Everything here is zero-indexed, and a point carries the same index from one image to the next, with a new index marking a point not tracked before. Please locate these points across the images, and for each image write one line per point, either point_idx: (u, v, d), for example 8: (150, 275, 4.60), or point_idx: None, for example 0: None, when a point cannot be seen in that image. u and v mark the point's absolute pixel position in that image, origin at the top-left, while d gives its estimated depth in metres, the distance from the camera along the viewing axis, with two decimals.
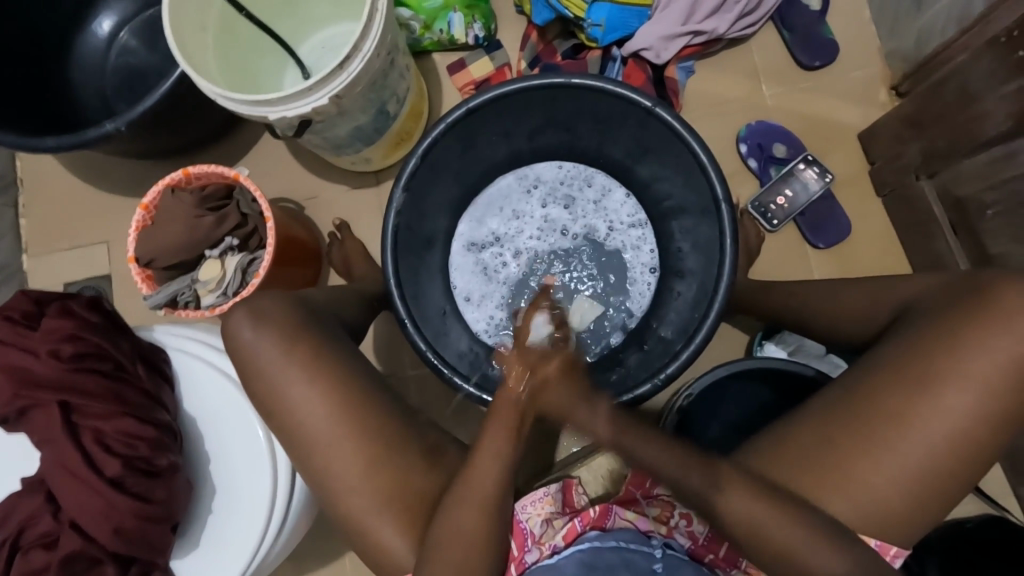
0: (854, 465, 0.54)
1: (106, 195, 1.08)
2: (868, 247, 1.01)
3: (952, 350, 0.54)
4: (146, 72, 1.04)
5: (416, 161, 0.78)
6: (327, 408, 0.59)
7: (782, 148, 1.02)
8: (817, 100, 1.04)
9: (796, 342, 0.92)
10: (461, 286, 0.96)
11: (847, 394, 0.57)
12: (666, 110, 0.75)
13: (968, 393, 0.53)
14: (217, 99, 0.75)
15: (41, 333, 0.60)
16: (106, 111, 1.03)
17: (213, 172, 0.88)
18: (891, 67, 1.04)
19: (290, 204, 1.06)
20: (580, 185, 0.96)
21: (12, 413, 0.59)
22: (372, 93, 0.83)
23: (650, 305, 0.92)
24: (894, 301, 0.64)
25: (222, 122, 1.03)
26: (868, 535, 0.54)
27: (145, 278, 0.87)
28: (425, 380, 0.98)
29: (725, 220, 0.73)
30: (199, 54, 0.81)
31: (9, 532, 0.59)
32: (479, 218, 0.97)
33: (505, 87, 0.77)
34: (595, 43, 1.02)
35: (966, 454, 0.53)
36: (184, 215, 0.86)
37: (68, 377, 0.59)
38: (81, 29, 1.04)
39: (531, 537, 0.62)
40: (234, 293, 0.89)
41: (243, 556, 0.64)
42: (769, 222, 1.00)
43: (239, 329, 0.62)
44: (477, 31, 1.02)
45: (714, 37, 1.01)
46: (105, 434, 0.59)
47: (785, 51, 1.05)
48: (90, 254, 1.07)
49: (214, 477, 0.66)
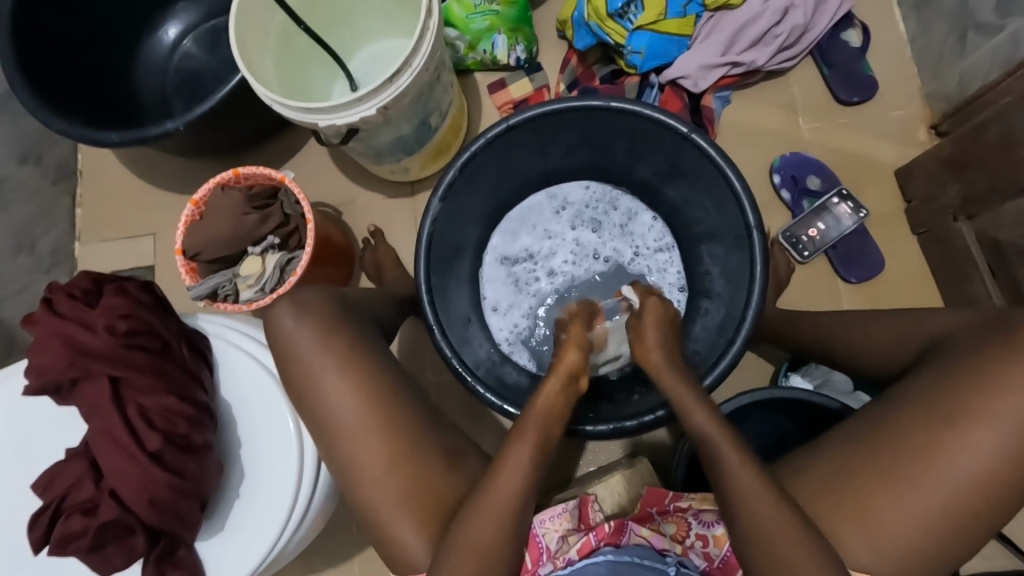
0: (877, 497, 0.54)
1: (157, 190, 1.14)
2: (900, 285, 0.99)
3: (986, 388, 0.53)
4: (206, 76, 1.10)
5: (454, 172, 0.81)
6: (357, 402, 0.61)
7: (816, 180, 1.02)
8: (856, 135, 1.04)
9: (822, 376, 0.91)
10: (490, 296, 0.98)
11: (873, 426, 0.57)
12: (702, 136, 0.76)
13: (996, 433, 0.52)
14: (272, 104, 0.80)
15: (99, 309, 0.64)
16: (166, 111, 1.09)
17: (261, 173, 0.92)
18: (933, 107, 1.04)
19: (328, 208, 1.10)
20: (605, 207, 0.98)
21: (65, 383, 0.63)
22: (418, 105, 0.87)
23: None
24: (924, 335, 0.63)
25: (272, 127, 1.09)
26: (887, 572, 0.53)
27: (189, 270, 0.91)
28: (446, 388, 1.00)
29: (756, 249, 0.73)
30: (259, 61, 0.86)
31: (55, 495, 0.62)
32: (512, 233, 0.99)
33: (543, 108, 0.79)
34: (634, 70, 1.05)
35: (995, 494, 0.52)
36: (232, 211, 0.90)
37: (119, 352, 0.62)
38: (150, 34, 1.11)
39: (546, 552, 0.64)
40: (270, 289, 0.92)
41: (265, 540, 0.66)
42: (800, 253, 0.99)
43: (279, 322, 0.64)
44: (519, 53, 1.06)
45: (753, 69, 1.03)
46: (149, 410, 0.62)
47: (824, 86, 1.06)
48: (138, 244, 1.12)
49: (242, 462, 0.68)
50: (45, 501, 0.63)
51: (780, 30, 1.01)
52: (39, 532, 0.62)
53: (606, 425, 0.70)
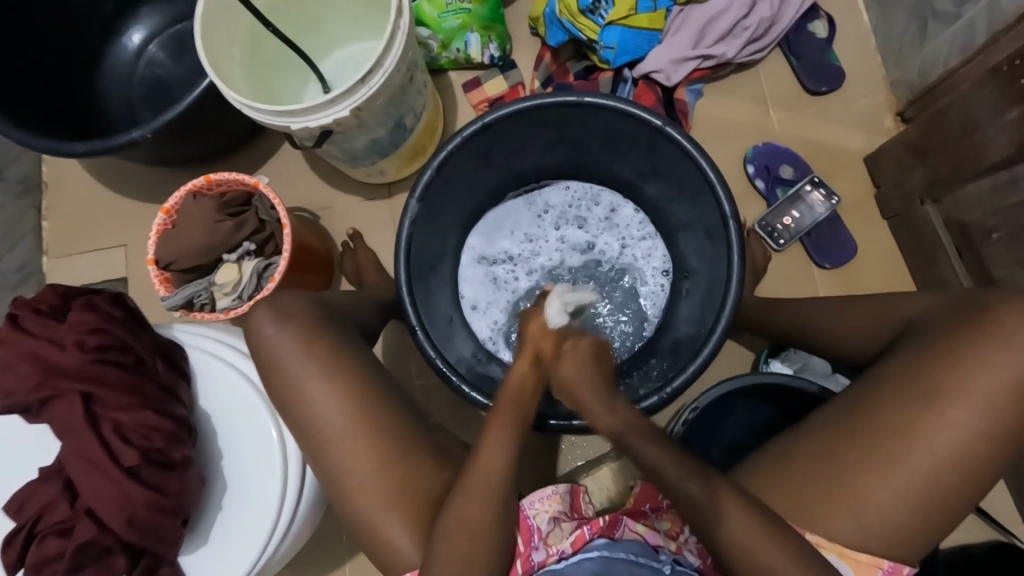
0: (861, 478, 0.55)
1: (127, 200, 1.11)
2: (874, 268, 1.02)
3: (955, 365, 0.55)
4: (173, 83, 1.08)
5: (430, 172, 0.80)
6: (340, 407, 0.60)
7: (789, 169, 1.04)
8: (825, 124, 1.07)
9: (801, 360, 0.93)
10: (468, 296, 0.97)
11: (857, 410, 0.57)
12: (676, 129, 0.77)
13: (969, 409, 0.53)
14: (241, 108, 0.78)
15: (67, 325, 0.62)
16: (133, 119, 1.07)
17: (233, 180, 0.91)
18: (897, 94, 1.06)
19: (305, 213, 1.08)
20: (588, 204, 0.98)
21: (35, 402, 0.61)
22: (392, 106, 0.86)
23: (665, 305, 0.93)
24: (899, 318, 0.65)
25: (244, 133, 1.07)
26: (881, 556, 0.55)
27: (163, 280, 0.90)
28: (432, 390, 0.99)
29: (733, 238, 0.74)
30: (227, 65, 0.84)
31: (28, 518, 0.61)
32: (490, 236, 0.98)
33: (517, 105, 0.79)
34: (607, 65, 1.05)
35: (972, 469, 0.54)
36: (205, 219, 0.88)
37: (91, 368, 0.61)
38: (113, 41, 1.08)
39: (538, 534, 0.62)
40: (248, 297, 0.91)
41: (251, 551, 0.65)
42: (776, 241, 1.01)
43: (257, 330, 0.63)
44: (492, 51, 1.05)
45: (723, 61, 1.04)
46: (124, 426, 0.61)
47: (792, 76, 1.08)
48: (109, 257, 1.09)
49: (225, 474, 0.67)
50: (19, 523, 0.61)
51: (748, 22, 1.02)
52: (14, 554, 0.60)
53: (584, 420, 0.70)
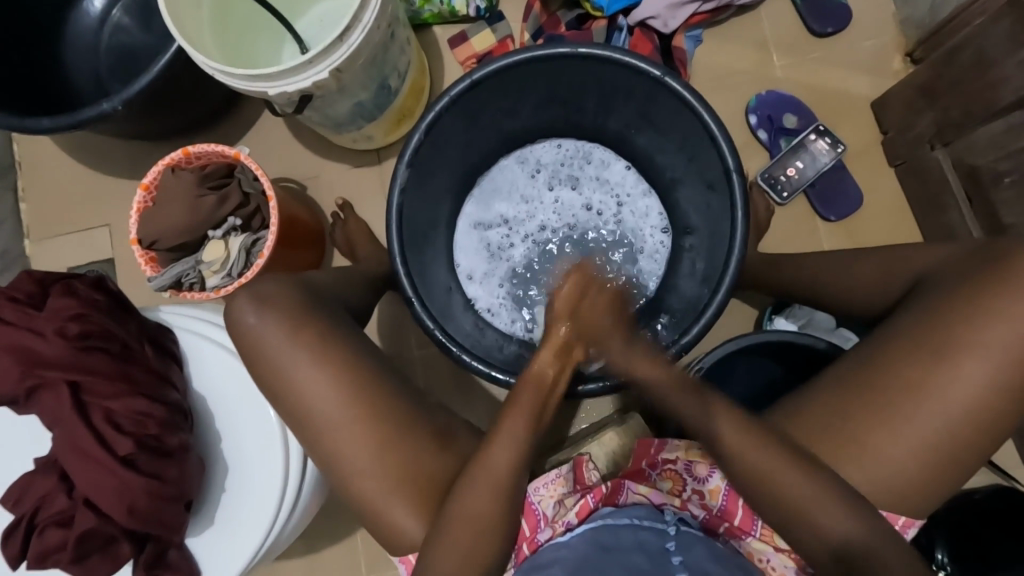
0: (873, 433, 0.54)
1: (105, 177, 1.07)
2: (880, 218, 0.99)
3: (968, 316, 0.53)
4: (140, 51, 1.01)
5: (420, 135, 0.76)
6: (338, 385, 0.59)
7: (792, 119, 1.00)
8: (830, 69, 1.02)
9: (805, 316, 0.91)
10: (465, 265, 0.94)
11: (862, 364, 0.57)
12: (675, 79, 0.73)
13: (987, 361, 0.52)
14: (215, 75, 0.73)
15: (46, 314, 0.60)
16: (102, 91, 1.01)
17: (213, 152, 0.87)
18: (907, 33, 1.01)
19: (291, 184, 1.04)
20: (580, 162, 0.95)
21: (22, 394, 0.59)
22: (375, 67, 0.82)
23: (664, 265, 0.91)
24: (912, 271, 0.63)
25: (220, 102, 1.01)
26: (878, 513, 0.55)
27: (149, 261, 0.86)
28: (432, 360, 0.98)
29: (737, 193, 0.71)
30: (195, 28, 0.79)
31: (27, 509, 0.60)
32: (485, 201, 0.95)
33: (508, 59, 0.74)
34: (600, 13, 1.00)
35: (986, 426, 0.53)
36: (187, 194, 0.85)
37: (74, 358, 0.59)
38: (72, 8, 1.01)
39: (544, 518, 0.62)
40: (238, 274, 0.88)
41: (257, 534, 0.65)
42: (779, 195, 0.98)
43: (243, 313, 0.61)
44: (477, 2, 1.00)
45: (722, 4, 0.98)
46: (116, 414, 0.60)
47: (796, 18, 1.02)
48: (92, 238, 1.05)
49: (225, 457, 0.66)
50: (18, 515, 0.61)
51: None
52: (16, 547, 0.60)
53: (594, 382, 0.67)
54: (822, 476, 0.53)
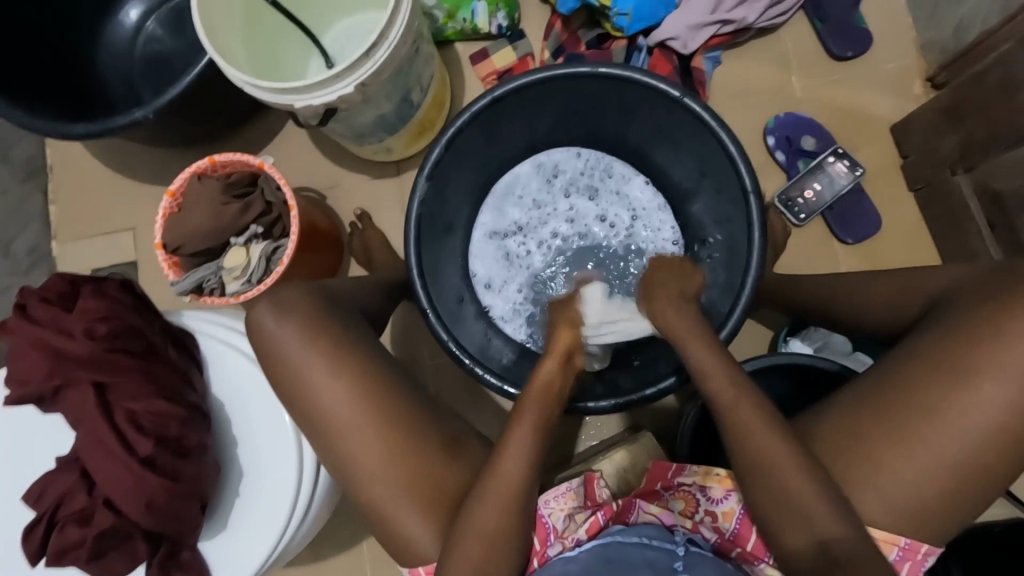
0: (892, 459, 0.53)
1: (131, 182, 1.09)
2: (899, 241, 0.98)
3: (992, 339, 0.52)
4: (171, 60, 1.05)
5: (441, 149, 0.77)
6: (354, 392, 0.60)
7: (811, 141, 1.00)
8: (850, 91, 1.02)
9: (822, 338, 0.90)
10: (482, 274, 0.94)
11: (880, 386, 0.56)
12: (695, 100, 0.73)
13: (1012, 389, 0.51)
14: (244, 87, 0.75)
15: (75, 314, 0.62)
16: (133, 98, 1.04)
17: (238, 161, 0.89)
18: (928, 57, 1.01)
19: (312, 193, 1.06)
20: (601, 174, 0.95)
21: (48, 392, 0.61)
22: (399, 81, 0.83)
23: None
24: (928, 293, 0.62)
25: (246, 111, 1.04)
26: (898, 533, 0.54)
27: (171, 265, 0.88)
28: (444, 371, 0.98)
29: (754, 213, 0.71)
30: (226, 40, 0.81)
31: (47, 506, 0.61)
32: (500, 207, 0.96)
33: (529, 77, 0.76)
34: (620, 33, 1.01)
35: (1009, 454, 0.52)
36: (212, 201, 0.87)
37: (100, 357, 0.60)
38: (108, 19, 1.05)
39: (554, 532, 0.62)
40: (258, 280, 0.90)
41: (269, 540, 0.65)
42: (797, 216, 0.97)
43: (265, 318, 0.62)
44: (500, 20, 1.01)
45: (743, 26, 0.99)
46: (138, 415, 0.61)
47: (816, 40, 1.03)
48: (117, 240, 1.08)
49: (242, 463, 0.67)
50: (39, 512, 0.62)
51: None
52: (35, 544, 0.61)
53: (608, 400, 0.69)
54: (834, 500, 0.53)
